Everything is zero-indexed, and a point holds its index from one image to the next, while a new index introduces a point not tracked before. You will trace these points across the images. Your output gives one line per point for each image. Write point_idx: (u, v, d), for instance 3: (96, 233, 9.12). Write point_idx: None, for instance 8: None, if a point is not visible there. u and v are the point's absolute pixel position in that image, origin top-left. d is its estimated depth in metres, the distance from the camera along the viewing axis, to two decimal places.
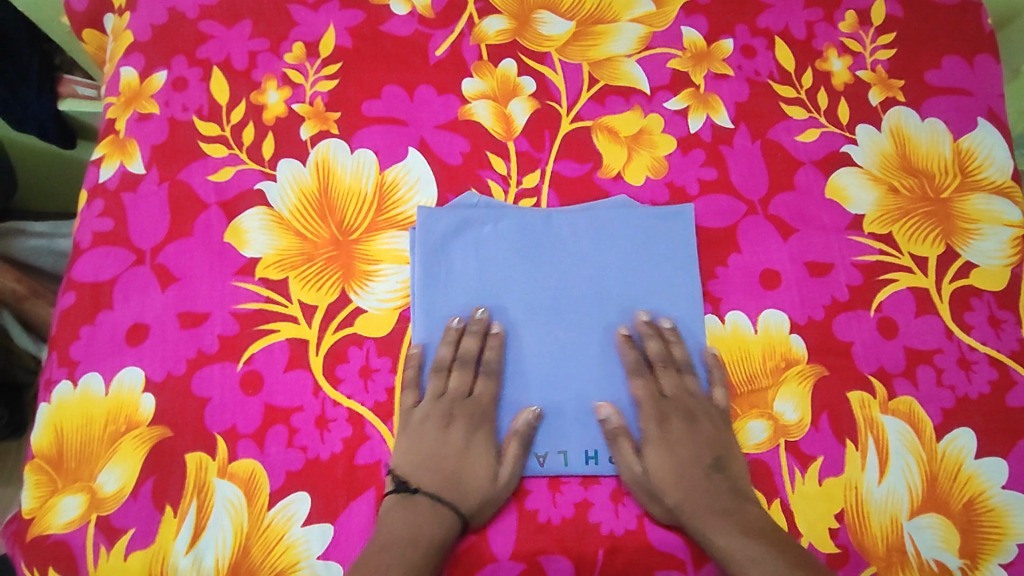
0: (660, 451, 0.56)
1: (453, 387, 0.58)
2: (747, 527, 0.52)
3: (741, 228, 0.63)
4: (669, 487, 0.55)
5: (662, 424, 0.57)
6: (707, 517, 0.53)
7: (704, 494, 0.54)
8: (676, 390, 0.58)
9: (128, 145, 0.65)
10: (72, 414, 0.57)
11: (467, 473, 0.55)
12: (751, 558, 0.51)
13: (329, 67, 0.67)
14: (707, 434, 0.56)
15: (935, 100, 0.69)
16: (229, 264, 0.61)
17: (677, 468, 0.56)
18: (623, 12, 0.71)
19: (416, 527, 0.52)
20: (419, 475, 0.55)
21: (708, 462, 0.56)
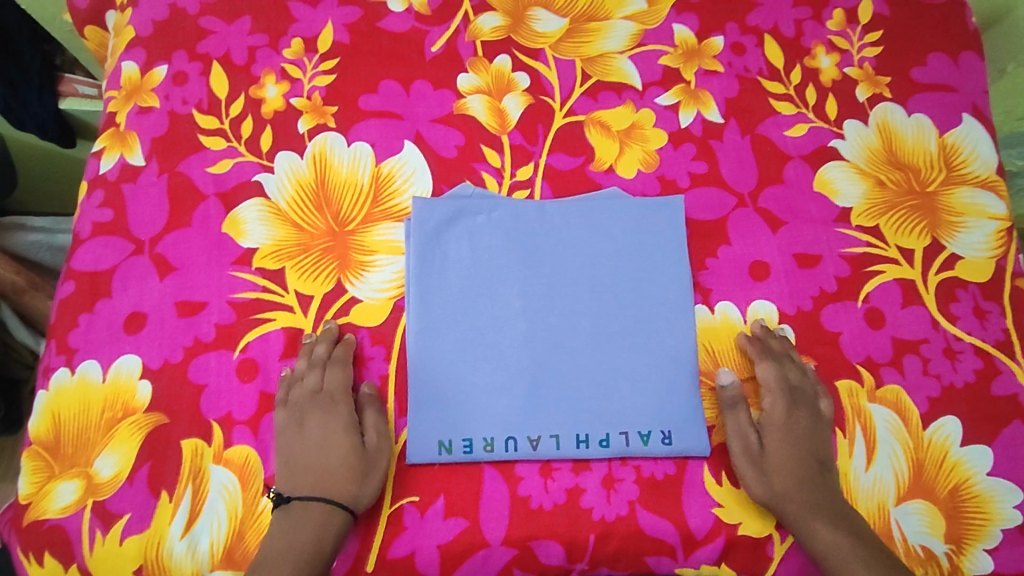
0: (781, 438, 0.57)
1: (312, 382, 0.57)
2: (851, 526, 0.53)
3: (731, 220, 0.64)
4: (778, 473, 0.56)
5: (790, 412, 0.58)
6: (816, 511, 0.54)
7: (812, 488, 0.55)
8: (801, 382, 0.59)
9: (129, 138, 0.66)
10: (70, 400, 0.57)
11: (335, 457, 0.55)
12: (857, 555, 0.51)
13: (327, 62, 0.68)
14: (822, 432, 0.57)
15: (921, 97, 0.70)
16: (227, 254, 0.62)
17: (794, 459, 0.56)
18: (615, 9, 0.72)
19: (293, 535, 0.51)
20: (293, 482, 0.54)
21: (818, 459, 0.57)
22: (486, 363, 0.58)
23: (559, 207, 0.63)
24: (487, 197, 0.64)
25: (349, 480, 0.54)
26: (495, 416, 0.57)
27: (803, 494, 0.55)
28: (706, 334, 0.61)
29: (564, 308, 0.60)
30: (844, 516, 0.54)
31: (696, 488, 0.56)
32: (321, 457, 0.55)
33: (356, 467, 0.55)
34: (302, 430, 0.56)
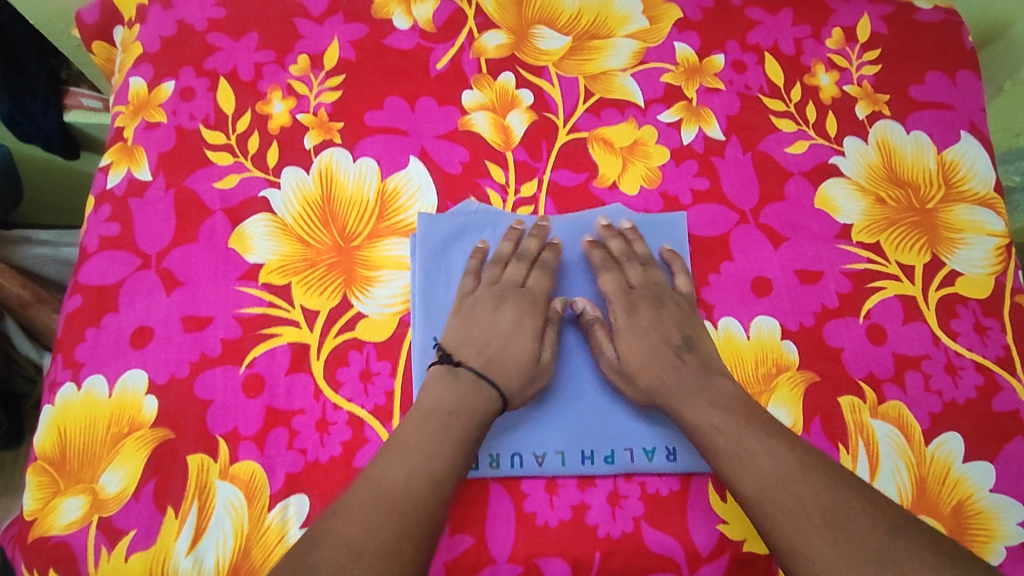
0: (632, 338, 0.59)
1: (482, 287, 0.61)
2: (719, 400, 0.53)
3: (733, 236, 0.65)
4: (638, 363, 0.57)
5: (630, 312, 0.60)
6: (677, 389, 0.55)
7: (672, 371, 0.56)
8: (643, 280, 0.62)
9: (136, 153, 0.66)
10: (76, 415, 0.57)
11: (513, 355, 0.57)
12: (716, 426, 0.52)
13: (333, 79, 0.69)
14: (672, 314, 0.60)
15: (919, 115, 0.71)
16: (233, 269, 0.62)
17: (645, 347, 0.58)
18: (617, 28, 0.73)
19: (458, 397, 0.53)
20: (461, 351, 0.57)
21: (677, 341, 0.58)
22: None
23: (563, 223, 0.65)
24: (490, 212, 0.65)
25: (518, 376, 0.56)
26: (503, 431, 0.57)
27: (669, 379, 0.56)
28: None
29: (568, 322, 0.61)
30: (718, 392, 0.54)
31: (701, 504, 0.57)
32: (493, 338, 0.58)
33: (533, 371, 0.57)
34: (498, 312, 0.59)
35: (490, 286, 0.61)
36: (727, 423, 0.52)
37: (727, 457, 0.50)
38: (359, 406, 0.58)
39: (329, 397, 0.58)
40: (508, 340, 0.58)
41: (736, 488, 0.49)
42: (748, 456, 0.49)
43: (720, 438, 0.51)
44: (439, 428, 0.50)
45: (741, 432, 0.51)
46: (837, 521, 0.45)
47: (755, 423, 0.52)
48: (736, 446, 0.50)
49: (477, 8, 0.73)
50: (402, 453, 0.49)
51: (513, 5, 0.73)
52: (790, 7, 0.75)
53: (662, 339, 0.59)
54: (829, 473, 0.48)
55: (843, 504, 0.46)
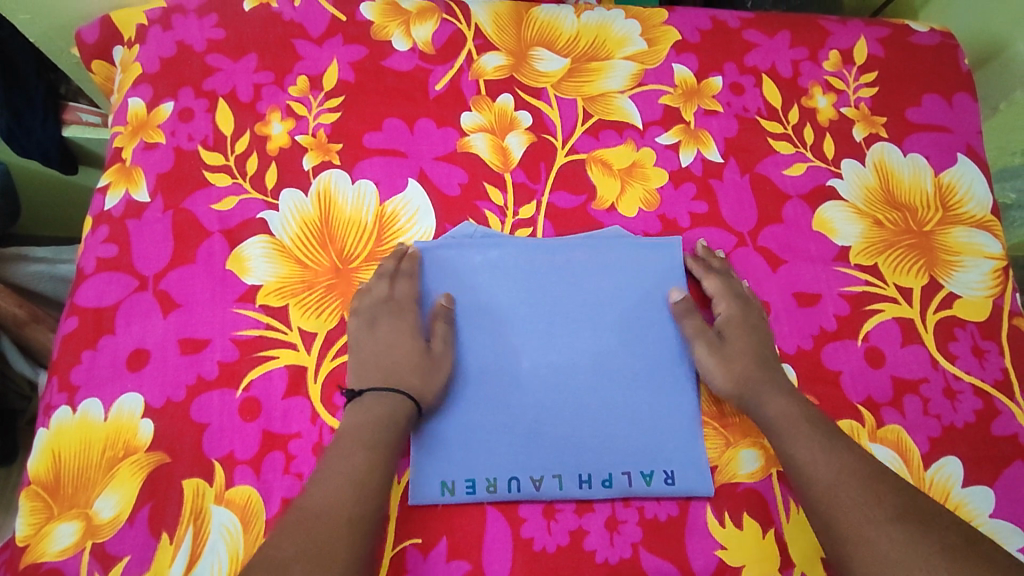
0: (738, 331, 0.60)
1: (379, 288, 0.61)
2: (794, 396, 0.57)
3: (731, 259, 0.65)
4: (731, 351, 0.59)
5: (740, 310, 0.61)
6: (769, 385, 0.58)
7: (760, 365, 0.59)
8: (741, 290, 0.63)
9: (134, 173, 0.66)
10: (71, 439, 0.57)
11: (405, 357, 0.58)
12: (796, 417, 0.55)
13: (332, 100, 0.69)
14: (761, 326, 0.61)
15: (916, 137, 0.71)
16: (231, 291, 0.62)
17: (742, 346, 0.60)
18: (616, 50, 0.73)
19: (372, 407, 0.55)
20: (363, 377, 0.57)
21: (766, 348, 0.60)
22: (488, 399, 0.59)
23: (559, 244, 0.64)
24: (487, 234, 0.65)
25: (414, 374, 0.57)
26: (500, 455, 0.57)
27: (743, 368, 0.59)
28: None
29: (565, 344, 0.61)
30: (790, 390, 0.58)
31: (700, 530, 0.56)
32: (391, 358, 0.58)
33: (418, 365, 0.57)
34: (375, 329, 0.59)
35: (382, 298, 0.60)
36: (796, 415, 0.55)
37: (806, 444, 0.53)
38: None
39: (326, 421, 0.58)
40: (395, 349, 0.58)
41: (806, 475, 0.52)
42: (830, 453, 0.52)
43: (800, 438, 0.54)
44: (351, 440, 0.52)
45: (821, 437, 0.54)
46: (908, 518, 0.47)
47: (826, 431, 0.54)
48: (815, 445, 0.53)
49: (476, 30, 0.73)
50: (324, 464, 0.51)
51: (512, 27, 0.74)
52: (788, 30, 0.75)
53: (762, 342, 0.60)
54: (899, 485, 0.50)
55: (911, 504, 0.48)
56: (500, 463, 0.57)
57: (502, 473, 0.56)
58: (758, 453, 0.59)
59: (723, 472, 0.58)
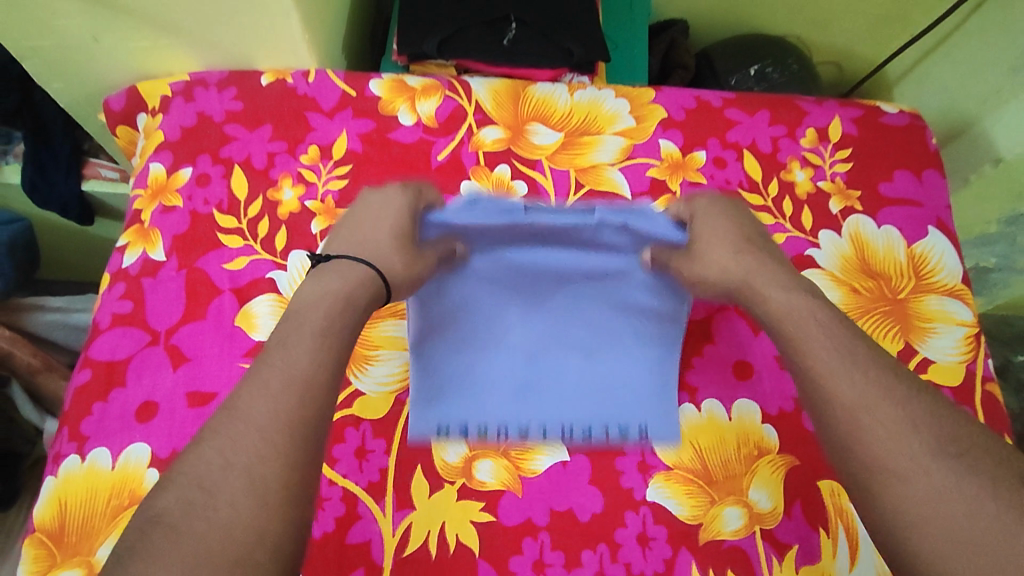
0: (706, 226, 0.59)
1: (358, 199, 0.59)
2: (808, 290, 0.54)
3: (714, 322, 0.69)
4: (711, 247, 0.58)
5: (711, 206, 0.60)
6: (758, 275, 0.55)
7: (752, 253, 0.56)
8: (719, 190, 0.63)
9: (152, 234, 0.70)
10: (77, 488, 0.59)
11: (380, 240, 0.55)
12: (816, 320, 0.50)
13: (341, 168, 0.74)
14: (749, 220, 0.60)
15: (889, 210, 0.75)
16: (239, 347, 0.65)
17: (726, 242, 0.57)
18: (607, 125, 0.78)
19: (345, 288, 0.49)
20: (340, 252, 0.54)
21: (758, 238, 0.58)
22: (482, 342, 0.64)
23: (571, 226, 0.58)
24: (503, 207, 0.59)
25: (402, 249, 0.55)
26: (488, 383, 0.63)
27: (748, 265, 0.56)
28: (693, 432, 0.64)
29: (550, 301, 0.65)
30: (798, 286, 0.54)
31: None
32: (377, 224, 0.56)
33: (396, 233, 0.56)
34: (372, 205, 0.58)
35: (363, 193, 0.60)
36: (820, 314, 0.51)
37: (821, 360, 0.48)
38: (353, 482, 0.60)
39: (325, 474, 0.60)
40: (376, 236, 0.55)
41: (825, 394, 0.47)
42: (853, 365, 0.47)
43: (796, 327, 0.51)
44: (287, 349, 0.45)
45: (838, 343, 0.49)
46: (953, 451, 0.43)
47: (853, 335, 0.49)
48: (838, 360, 0.48)
49: (477, 105, 0.79)
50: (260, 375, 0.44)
51: (510, 103, 0.79)
52: (767, 108, 0.80)
53: (738, 228, 0.59)
54: (931, 400, 0.46)
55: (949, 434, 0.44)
56: (490, 436, 0.62)
57: (488, 458, 0.62)
58: (741, 511, 0.61)
59: (707, 530, 0.60)
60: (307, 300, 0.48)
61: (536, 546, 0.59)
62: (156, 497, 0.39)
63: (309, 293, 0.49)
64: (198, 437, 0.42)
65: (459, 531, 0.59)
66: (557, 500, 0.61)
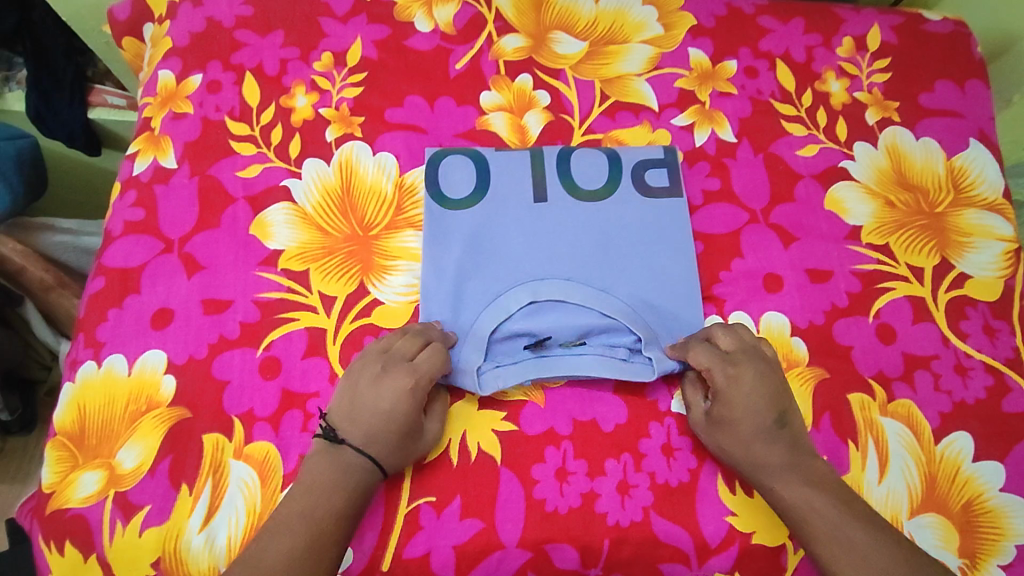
0: (733, 400, 0.55)
1: (368, 356, 0.57)
2: (816, 482, 0.54)
3: (743, 235, 0.66)
4: (743, 421, 0.55)
5: (733, 378, 0.56)
6: (782, 471, 0.54)
7: (769, 445, 0.55)
8: (736, 345, 0.58)
9: (163, 141, 0.68)
10: (95, 392, 0.59)
11: (387, 413, 0.54)
12: (816, 509, 0.53)
13: (355, 76, 0.71)
14: (773, 385, 0.56)
15: (929, 122, 0.72)
16: (254, 255, 0.64)
17: (749, 423, 0.55)
18: (633, 34, 0.75)
19: (340, 477, 0.53)
20: (349, 428, 0.55)
21: (776, 414, 0.56)
22: (511, 242, 0.64)
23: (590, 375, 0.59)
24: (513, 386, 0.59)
25: (397, 438, 0.54)
26: (511, 151, 0.68)
27: (767, 458, 0.55)
28: None
29: (576, 259, 0.64)
30: (816, 477, 0.54)
31: (710, 496, 0.57)
32: (379, 407, 0.54)
33: (393, 418, 0.54)
34: (381, 381, 0.55)
35: (378, 355, 0.57)
36: (826, 508, 0.53)
37: (829, 547, 0.52)
38: None
39: None
40: (385, 416, 0.54)
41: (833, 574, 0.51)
42: (857, 554, 0.51)
43: (817, 522, 0.52)
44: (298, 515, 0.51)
45: (841, 525, 0.52)
46: None
47: (850, 512, 0.53)
48: (841, 539, 0.52)
49: (497, 13, 0.75)
50: (281, 530, 0.50)
51: (532, 11, 0.75)
52: (802, 16, 0.76)
53: (767, 410, 0.55)
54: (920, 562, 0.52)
55: None
56: (509, 229, 0.65)
57: (500, 209, 0.66)
58: None
59: None
60: (319, 478, 0.52)
61: (559, 454, 0.58)
62: None
63: (322, 470, 0.53)
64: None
65: (480, 440, 0.58)
66: (580, 411, 0.59)
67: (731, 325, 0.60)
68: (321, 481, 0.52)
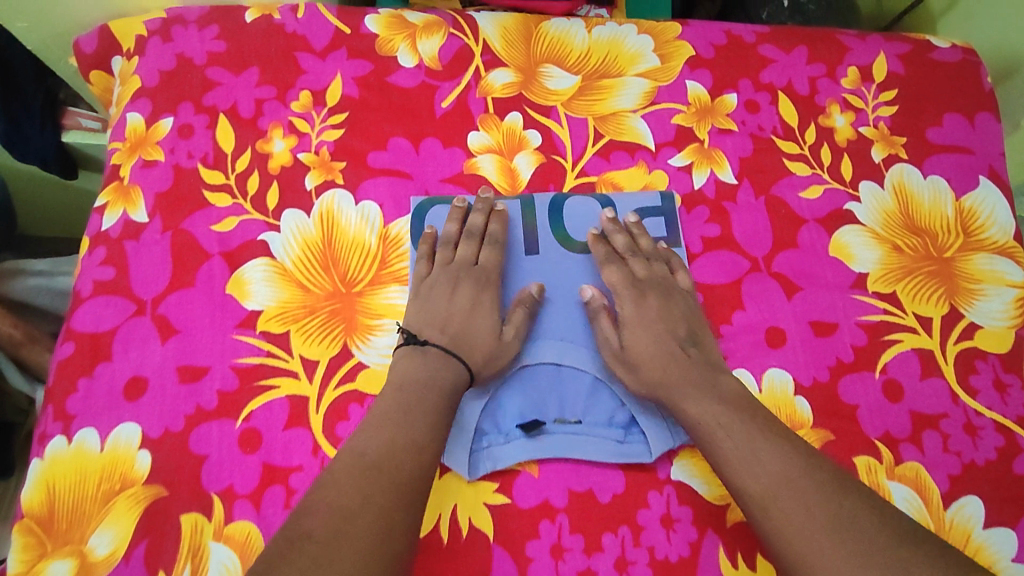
0: (637, 331, 0.60)
1: (436, 271, 0.62)
2: (725, 399, 0.55)
3: (744, 285, 0.64)
4: (648, 344, 0.59)
5: (637, 299, 0.61)
6: (685, 389, 0.56)
7: (676, 364, 0.58)
8: (649, 272, 0.63)
9: (132, 193, 0.64)
10: (66, 470, 0.56)
11: (463, 315, 0.60)
12: (721, 424, 0.53)
13: (336, 116, 0.67)
14: (679, 309, 0.61)
15: (937, 159, 0.69)
16: (231, 317, 0.61)
17: (653, 344, 0.59)
18: (628, 66, 0.71)
19: (431, 374, 0.55)
20: (425, 329, 0.59)
21: (683, 337, 0.60)
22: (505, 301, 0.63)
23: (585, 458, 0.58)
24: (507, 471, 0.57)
25: (477, 340, 0.59)
26: (502, 200, 0.65)
27: (671, 376, 0.57)
28: None
29: (572, 320, 0.62)
30: (721, 393, 0.56)
31: (711, 571, 0.55)
32: (455, 309, 0.60)
33: (430, 385, 0.55)
34: (458, 288, 0.61)
35: (444, 268, 0.62)
36: (727, 419, 0.54)
37: (730, 456, 0.52)
38: None
39: (328, 452, 0.57)
40: (468, 317, 0.60)
41: (737, 487, 0.51)
42: (757, 458, 0.51)
43: (720, 432, 0.53)
44: (390, 412, 0.52)
45: (745, 435, 0.52)
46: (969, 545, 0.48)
47: (754, 423, 0.53)
48: (748, 449, 0.51)
49: (485, 45, 0.71)
50: (383, 422, 0.52)
51: (521, 42, 0.71)
52: (806, 44, 0.72)
53: (670, 333, 0.60)
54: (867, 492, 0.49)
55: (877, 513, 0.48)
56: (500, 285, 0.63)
57: None
58: None
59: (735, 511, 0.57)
60: (374, 454, 0.49)
61: (554, 529, 0.55)
62: (297, 522, 0.45)
63: (375, 445, 0.50)
64: (320, 482, 0.48)
65: (471, 514, 0.55)
66: (577, 481, 0.57)
67: (655, 250, 0.64)
68: (411, 382, 0.54)
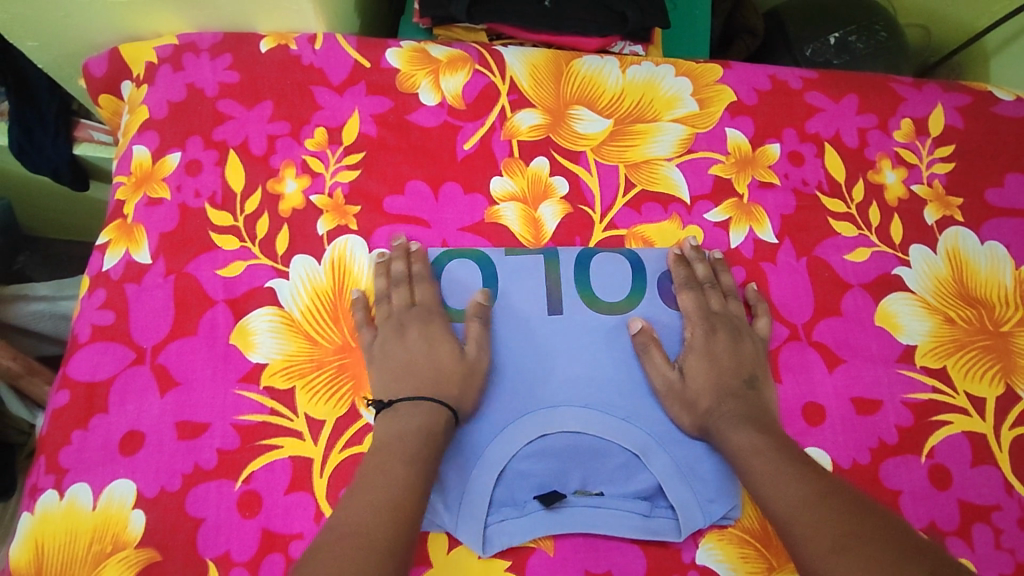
0: (699, 360, 0.57)
1: (381, 332, 0.58)
2: (764, 431, 0.53)
3: (783, 355, 0.59)
4: (711, 373, 0.57)
5: (708, 336, 0.58)
6: (732, 419, 0.54)
7: (734, 400, 0.55)
8: (724, 309, 0.59)
9: (136, 232, 0.61)
10: (55, 529, 0.52)
11: (423, 363, 0.56)
12: (758, 452, 0.51)
13: (352, 156, 0.64)
14: (748, 353, 0.58)
15: (996, 223, 0.64)
16: (233, 369, 0.57)
17: (714, 381, 0.56)
18: (664, 110, 0.67)
19: (409, 433, 0.51)
20: (398, 389, 0.55)
21: (744, 376, 0.57)
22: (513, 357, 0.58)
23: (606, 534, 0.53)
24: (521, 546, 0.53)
25: (437, 373, 0.55)
26: (523, 254, 0.61)
27: (728, 410, 0.55)
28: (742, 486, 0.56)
29: (597, 386, 0.57)
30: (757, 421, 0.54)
31: None
32: (411, 356, 0.56)
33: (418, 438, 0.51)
34: (405, 334, 0.57)
35: (386, 319, 0.58)
36: (762, 448, 0.51)
37: (761, 480, 0.50)
38: None
39: None
40: (429, 354, 0.56)
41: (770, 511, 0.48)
42: (780, 480, 0.49)
43: (755, 459, 0.51)
44: (379, 469, 0.48)
45: (779, 460, 0.50)
46: None
47: (791, 457, 0.51)
48: (773, 471, 0.50)
49: (512, 83, 0.67)
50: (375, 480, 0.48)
51: (551, 81, 0.67)
52: (855, 93, 0.68)
53: (733, 371, 0.57)
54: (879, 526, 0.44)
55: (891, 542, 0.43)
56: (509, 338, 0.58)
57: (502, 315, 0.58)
58: None
59: None
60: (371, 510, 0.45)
61: None
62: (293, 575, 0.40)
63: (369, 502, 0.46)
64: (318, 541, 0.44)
65: None
66: (594, 562, 0.53)
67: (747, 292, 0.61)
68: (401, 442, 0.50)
